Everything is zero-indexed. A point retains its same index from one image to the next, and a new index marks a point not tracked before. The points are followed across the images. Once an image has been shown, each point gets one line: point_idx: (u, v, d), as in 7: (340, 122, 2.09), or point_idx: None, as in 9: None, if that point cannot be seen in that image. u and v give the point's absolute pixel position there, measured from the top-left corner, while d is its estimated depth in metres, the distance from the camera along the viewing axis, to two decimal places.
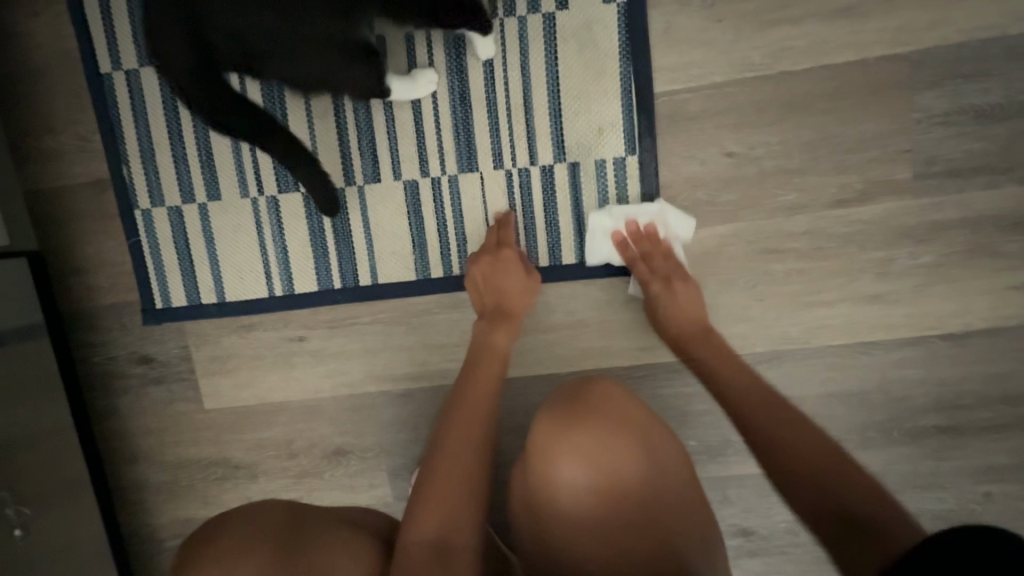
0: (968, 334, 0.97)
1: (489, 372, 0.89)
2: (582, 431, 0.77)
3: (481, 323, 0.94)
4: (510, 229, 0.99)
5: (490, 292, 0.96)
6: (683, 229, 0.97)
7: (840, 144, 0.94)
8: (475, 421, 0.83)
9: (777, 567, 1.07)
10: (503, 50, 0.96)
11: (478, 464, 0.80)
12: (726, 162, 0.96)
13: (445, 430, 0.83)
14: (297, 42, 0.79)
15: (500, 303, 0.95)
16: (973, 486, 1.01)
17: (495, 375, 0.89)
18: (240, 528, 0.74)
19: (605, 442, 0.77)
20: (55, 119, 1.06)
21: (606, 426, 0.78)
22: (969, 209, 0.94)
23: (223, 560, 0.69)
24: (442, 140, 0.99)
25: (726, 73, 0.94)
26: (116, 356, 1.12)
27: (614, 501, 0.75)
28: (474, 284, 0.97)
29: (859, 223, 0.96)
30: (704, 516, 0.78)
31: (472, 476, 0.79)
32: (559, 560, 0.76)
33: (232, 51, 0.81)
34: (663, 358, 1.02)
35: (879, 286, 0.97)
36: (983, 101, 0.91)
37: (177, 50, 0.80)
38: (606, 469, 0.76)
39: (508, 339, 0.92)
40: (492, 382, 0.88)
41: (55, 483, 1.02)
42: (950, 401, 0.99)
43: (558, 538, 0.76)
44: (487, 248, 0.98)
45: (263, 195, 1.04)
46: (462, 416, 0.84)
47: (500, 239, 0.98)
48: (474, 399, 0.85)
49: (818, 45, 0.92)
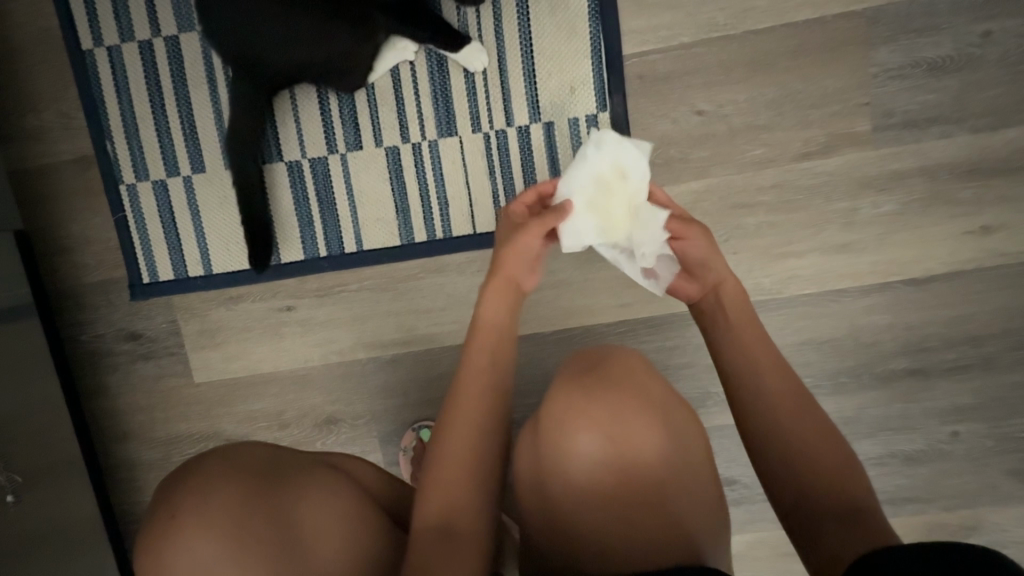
0: (930, 280, 1.02)
1: (486, 343, 0.84)
2: (596, 401, 0.78)
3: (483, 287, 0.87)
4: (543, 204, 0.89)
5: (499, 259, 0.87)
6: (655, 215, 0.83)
7: (803, 99, 0.99)
8: (477, 405, 0.79)
9: (761, 516, 1.11)
10: (478, 15, 1.00)
11: (481, 449, 0.77)
12: (696, 120, 1.00)
13: (447, 414, 0.79)
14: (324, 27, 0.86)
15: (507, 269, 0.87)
16: (941, 426, 1.06)
17: (492, 349, 0.84)
18: (213, 461, 0.74)
19: (621, 418, 0.77)
20: (38, 98, 1.07)
21: (632, 404, 0.79)
22: (926, 158, 0.99)
23: (193, 487, 0.70)
24: (421, 106, 1.02)
25: (693, 34, 0.98)
26: (104, 333, 1.13)
27: (634, 478, 0.75)
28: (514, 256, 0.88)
29: (825, 174, 1.00)
30: (711, 497, 0.78)
31: (475, 456, 0.76)
32: (574, 539, 0.74)
33: (265, 43, 0.87)
34: (644, 314, 1.06)
35: (846, 236, 1.01)
36: (934, 54, 0.96)
37: (227, 30, 0.86)
38: (623, 444, 0.76)
39: (506, 311, 0.87)
40: (492, 355, 0.84)
41: (48, 457, 1.01)
42: (917, 345, 1.04)
43: (575, 516, 0.74)
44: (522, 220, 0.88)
45: (281, 185, 1.05)
46: (464, 397, 0.80)
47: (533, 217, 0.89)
48: (480, 376, 0.82)
49: (778, 5, 0.97)
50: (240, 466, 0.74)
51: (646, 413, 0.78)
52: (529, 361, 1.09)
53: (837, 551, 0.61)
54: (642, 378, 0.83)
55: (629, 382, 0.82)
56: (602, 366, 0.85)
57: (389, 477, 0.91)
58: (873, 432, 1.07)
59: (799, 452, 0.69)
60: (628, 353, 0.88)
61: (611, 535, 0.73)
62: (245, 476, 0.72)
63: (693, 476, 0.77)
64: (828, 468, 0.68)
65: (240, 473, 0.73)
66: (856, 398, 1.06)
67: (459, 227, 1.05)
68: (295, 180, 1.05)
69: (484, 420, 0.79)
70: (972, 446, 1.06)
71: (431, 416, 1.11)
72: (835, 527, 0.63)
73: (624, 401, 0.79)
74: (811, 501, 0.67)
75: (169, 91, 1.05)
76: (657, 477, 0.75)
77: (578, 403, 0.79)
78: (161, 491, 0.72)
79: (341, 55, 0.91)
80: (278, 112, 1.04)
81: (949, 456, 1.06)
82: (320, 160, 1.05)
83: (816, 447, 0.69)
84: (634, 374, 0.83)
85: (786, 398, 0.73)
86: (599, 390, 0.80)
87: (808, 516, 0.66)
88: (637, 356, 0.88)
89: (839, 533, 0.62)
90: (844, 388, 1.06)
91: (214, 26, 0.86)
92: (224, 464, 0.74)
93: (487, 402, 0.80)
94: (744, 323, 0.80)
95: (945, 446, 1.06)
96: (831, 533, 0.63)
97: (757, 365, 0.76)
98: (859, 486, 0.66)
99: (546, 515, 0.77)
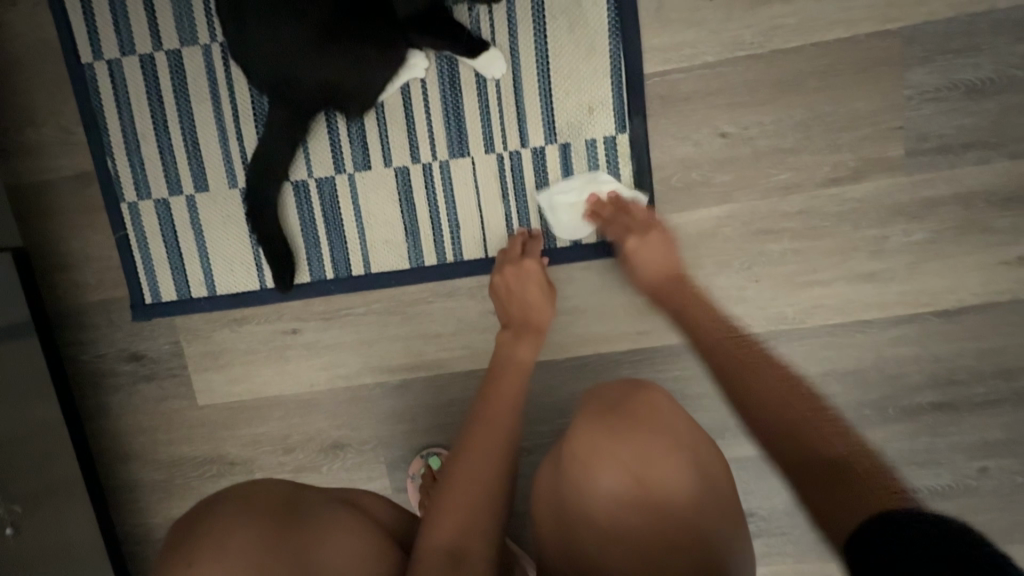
0: (961, 311, 0.97)
1: (511, 381, 0.88)
2: (616, 437, 0.76)
3: (506, 334, 0.93)
4: (537, 241, 0.98)
5: (517, 307, 0.95)
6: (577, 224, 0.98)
7: (832, 122, 0.94)
8: (487, 439, 0.81)
9: (777, 550, 1.08)
10: (492, 32, 0.95)
11: (494, 480, 0.78)
12: (720, 143, 0.96)
13: (464, 439, 0.82)
14: (349, 39, 0.85)
15: (526, 316, 0.94)
16: (969, 462, 1.02)
17: (516, 382, 0.88)
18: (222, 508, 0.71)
19: (634, 443, 0.75)
20: (37, 112, 1.03)
21: (655, 439, 0.76)
22: (960, 185, 0.94)
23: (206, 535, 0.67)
24: (432, 125, 0.98)
25: (718, 52, 0.94)
26: (105, 353, 1.10)
27: (653, 511, 0.71)
28: (499, 296, 0.97)
29: (853, 201, 0.96)
30: (732, 506, 0.76)
31: (485, 479, 0.77)
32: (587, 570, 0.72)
33: (286, 55, 0.85)
34: (661, 342, 1.02)
35: (874, 264, 0.97)
36: (972, 76, 0.91)
37: (254, 42, 0.85)
38: (642, 477, 0.73)
39: (531, 351, 0.92)
40: (514, 391, 0.87)
41: (47, 482, 0.99)
42: (945, 378, 0.99)
43: (589, 547, 0.72)
44: (510, 257, 0.97)
45: (291, 212, 1.02)
46: (482, 426, 0.83)
47: (526, 248, 0.98)
48: (489, 411, 0.84)
49: (809, 23, 0.92)
50: (252, 509, 0.71)
51: (668, 444, 0.75)
52: (543, 388, 1.05)
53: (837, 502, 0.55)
54: (668, 411, 0.80)
55: (654, 416, 0.79)
56: (628, 402, 0.81)
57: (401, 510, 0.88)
58: (898, 466, 1.03)
59: (796, 428, 0.65)
60: (658, 387, 0.84)
61: (618, 553, 0.71)
62: (257, 517, 0.70)
63: (713, 495, 0.74)
64: (818, 431, 0.65)
65: (248, 519, 0.69)
66: (881, 432, 1.02)
67: (471, 251, 1.01)
68: (301, 200, 1.02)
69: (491, 446, 0.80)
70: (999, 482, 1.02)
71: (440, 443, 1.08)
72: (821, 484, 0.58)
73: (638, 425, 0.77)
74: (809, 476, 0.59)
75: (170, 106, 1.01)
76: (672, 500, 0.72)
77: (597, 437, 0.76)
78: (171, 537, 0.70)
79: (362, 71, 0.88)
80: (292, 169, 1.01)
81: (975, 491, 1.03)
82: (327, 180, 1.01)
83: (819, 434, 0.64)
84: (659, 409, 0.80)
85: (789, 397, 0.70)
86: (620, 424, 0.77)
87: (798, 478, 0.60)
88: (664, 389, 0.85)
89: (838, 485, 0.57)
90: (868, 422, 1.02)
91: (244, 44, 0.86)
92: (233, 508, 0.71)
93: (503, 428, 0.83)
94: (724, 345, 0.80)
95: (972, 482, 1.02)
96: (819, 489, 0.57)
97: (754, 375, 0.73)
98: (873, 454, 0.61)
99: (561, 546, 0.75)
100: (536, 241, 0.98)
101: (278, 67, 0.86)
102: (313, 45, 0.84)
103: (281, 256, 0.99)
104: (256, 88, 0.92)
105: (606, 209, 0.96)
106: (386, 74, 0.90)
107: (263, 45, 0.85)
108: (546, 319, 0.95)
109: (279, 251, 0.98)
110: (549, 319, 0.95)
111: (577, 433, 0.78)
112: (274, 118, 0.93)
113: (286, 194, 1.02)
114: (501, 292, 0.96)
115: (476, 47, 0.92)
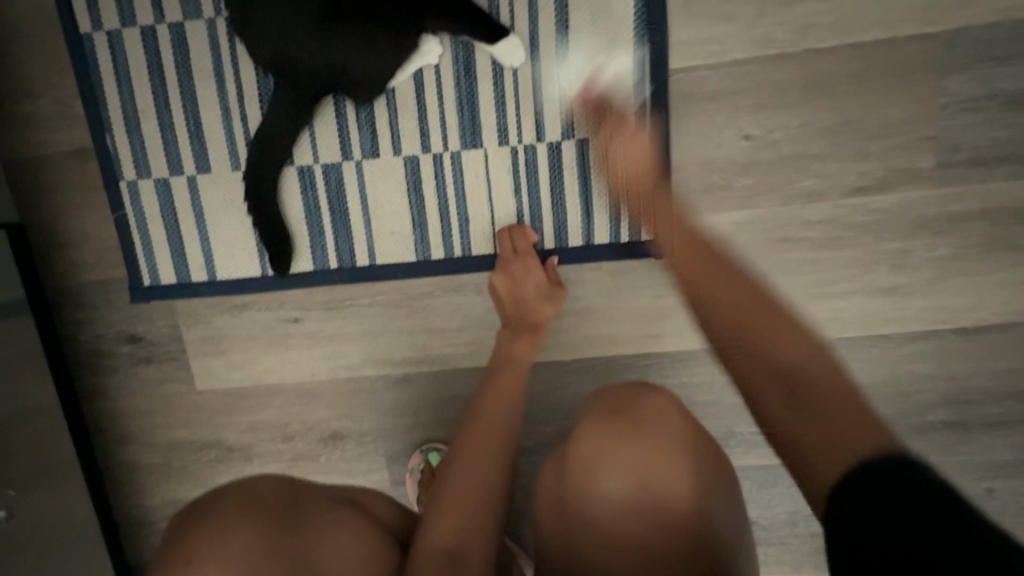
0: (980, 330, 0.95)
1: (510, 382, 0.86)
2: (623, 443, 0.74)
3: (503, 333, 0.91)
4: (522, 233, 0.95)
5: (515, 305, 0.93)
6: (567, 70, 0.92)
7: (862, 129, 0.90)
8: (482, 438, 0.79)
9: (775, 560, 1.07)
10: (512, 19, 0.91)
11: (489, 478, 0.76)
12: (743, 146, 0.92)
13: (461, 437, 0.80)
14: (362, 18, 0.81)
15: (524, 314, 0.92)
16: (976, 481, 1.00)
17: (514, 385, 0.86)
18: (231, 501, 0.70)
19: (636, 450, 0.73)
20: (33, 82, 0.99)
21: (661, 444, 0.73)
22: (990, 200, 0.91)
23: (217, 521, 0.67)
24: (444, 114, 0.94)
25: (747, 50, 0.89)
26: (103, 335, 1.08)
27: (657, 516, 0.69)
28: (496, 296, 0.95)
29: (877, 212, 0.92)
30: (738, 512, 0.73)
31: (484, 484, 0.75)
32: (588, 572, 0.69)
33: (295, 32, 0.81)
34: (671, 347, 1.00)
35: (895, 278, 0.94)
36: (1013, 86, 0.87)
37: (263, 19, 0.82)
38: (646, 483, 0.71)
39: (530, 351, 0.89)
40: (513, 394, 0.85)
41: (41, 465, 0.97)
42: (958, 397, 0.97)
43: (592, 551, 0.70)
44: (505, 257, 0.95)
45: (296, 198, 0.99)
46: (481, 425, 0.81)
47: (518, 246, 0.95)
48: (486, 410, 0.82)
49: (845, 22, 0.87)
50: (260, 503, 0.70)
51: (673, 448, 0.73)
52: (546, 389, 1.03)
53: (817, 454, 0.54)
54: (672, 415, 0.77)
55: (661, 418, 0.77)
56: (631, 403, 0.79)
57: (398, 504, 0.85)
58: None
59: (791, 365, 0.62)
60: (661, 388, 0.82)
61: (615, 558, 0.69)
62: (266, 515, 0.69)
63: (721, 498, 0.72)
64: (804, 362, 0.62)
65: (257, 514, 0.68)
66: None
67: (479, 247, 0.98)
68: (306, 186, 0.98)
69: (488, 447, 0.78)
70: (1004, 503, 1.00)
71: (441, 439, 1.07)
72: (789, 400, 0.60)
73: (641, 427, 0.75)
74: (773, 383, 0.62)
75: (172, 81, 0.97)
76: (674, 509, 0.69)
77: (601, 439, 0.75)
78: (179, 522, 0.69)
79: (372, 53, 0.83)
80: (296, 152, 0.97)
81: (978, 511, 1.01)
82: (334, 167, 0.97)
83: (799, 355, 0.63)
84: (664, 411, 0.77)
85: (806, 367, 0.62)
86: (625, 428, 0.75)
87: (767, 394, 0.62)
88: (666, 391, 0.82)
89: (836, 431, 0.54)
90: None
91: (251, 24, 0.83)
92: (247, 493, 0.71)
93: (501, 430, 0.81)
94: (764, 317, 0.70)
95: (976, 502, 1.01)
96: (788, 414, 0.59)
97: (765, 344, 0.66)
98: (857, 425, 0.54)
99: (562, 547, 0.72)
100: (526, 236, 0.95)
101: (283, 45, 0.82)
102: (322, 23, 0.81)
103: (283, 243, 0.96)
104: (262, 68, 0.89)
105: (593, 105, 0.93)
106: (397, 57, 0.86)
107: (269, 21, 0.81)
108: (545, 317, 0.92)
109: (281, 240, 0.95)
110: (548, 317, 0.92)
111: (579, 434, 0.77)
112: (279, 98, 0.89)
113: (288, 179, 0.98)
114: (497, 286, 0.95)
115: (496, 32, 0.87)
